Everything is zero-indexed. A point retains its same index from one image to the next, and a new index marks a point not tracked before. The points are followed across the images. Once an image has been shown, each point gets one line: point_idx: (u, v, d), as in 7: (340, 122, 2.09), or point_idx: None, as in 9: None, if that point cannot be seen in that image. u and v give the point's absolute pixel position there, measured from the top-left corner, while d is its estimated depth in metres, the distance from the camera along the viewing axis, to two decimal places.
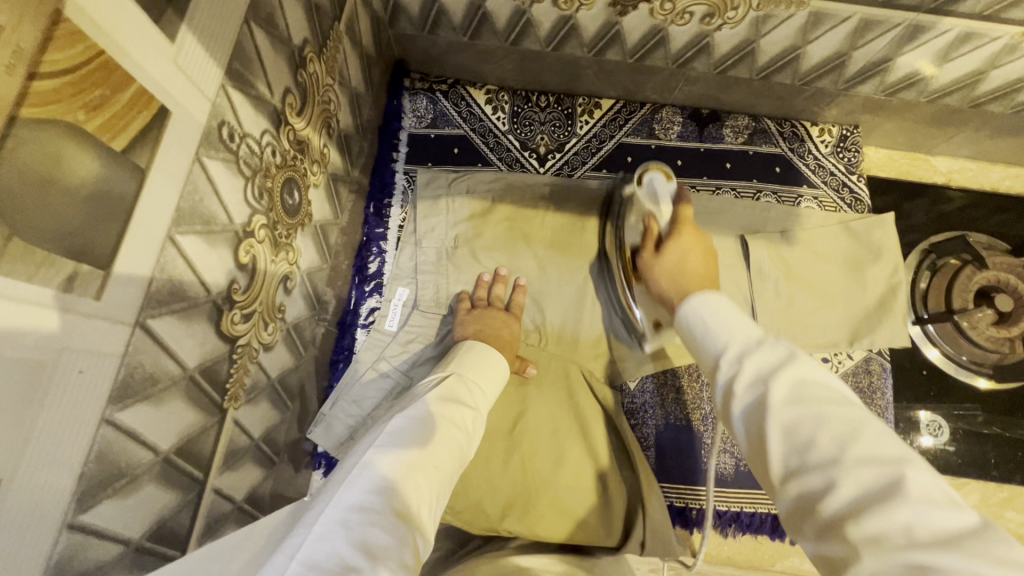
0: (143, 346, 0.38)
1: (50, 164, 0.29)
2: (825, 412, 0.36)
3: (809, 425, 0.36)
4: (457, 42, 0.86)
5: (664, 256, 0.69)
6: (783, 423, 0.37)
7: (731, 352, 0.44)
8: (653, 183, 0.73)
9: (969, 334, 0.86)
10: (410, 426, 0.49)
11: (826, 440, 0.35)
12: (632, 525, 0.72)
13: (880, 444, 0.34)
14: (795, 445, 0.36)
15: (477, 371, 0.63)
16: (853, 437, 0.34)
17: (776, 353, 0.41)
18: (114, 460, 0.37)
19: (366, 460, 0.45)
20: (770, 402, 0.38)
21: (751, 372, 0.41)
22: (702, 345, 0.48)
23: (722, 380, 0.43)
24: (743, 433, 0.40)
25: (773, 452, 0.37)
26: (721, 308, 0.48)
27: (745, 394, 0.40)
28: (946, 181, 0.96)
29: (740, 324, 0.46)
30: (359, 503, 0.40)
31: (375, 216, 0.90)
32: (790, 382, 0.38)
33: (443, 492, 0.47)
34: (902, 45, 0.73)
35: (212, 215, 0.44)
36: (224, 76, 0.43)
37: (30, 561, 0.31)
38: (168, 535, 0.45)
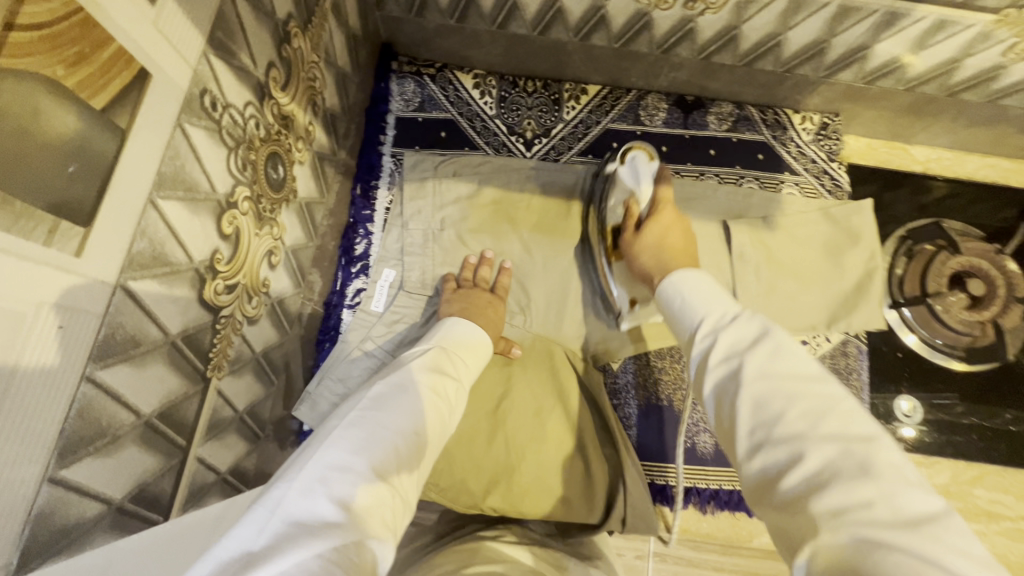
0: (124, 308, 0.39)
1: (28, 116, 0.29)
2: (796, 386, 0.37)
3: (781, 399, 0.37)
4: (444, 25, 0.86)
5: (646, 234, 0.71)
6: (755, 396, 0.38)
7: (708, 326, 0.46)
8: (635, 164, 0.75)
9: (942, 317, 0.89)
10: (396, 391, 0.51)
11: (796, 415, 0.36)
12: (613, 503, 0.74)
13: (849, 422, 0.35)
14: (763, 416, 0.37)
15: (461, 346, 0.65)
16: (823, 414, 0.36)
17: (752, 327, 0.43)
18: (95, 419, 0.38)
19: (352, 420, 0.46)
20: (743, 373, 0.40)
21: (729, 339, 0.43)
22: (680, 321, 0.50)
23: (698, 352, 0.45)
24: (713, 405, 0.42)
25: (741, 423, 0.38)
26: (700, 284, 0.52)
27: (717, 365, 0.42)
28: (924, 169, 0.98)
29: (719, 302, 0.49)
30: (342, 462, 0.40)
31: (362, 198, 0.91)
32: (766, 356, 0.40)
33: (425, 457, 0.48)
34: (880, 33, 0.75)
35: (195, 182, 0.45)
36: (206, 44, 0.44)
37: (10, 511, 0.32)
38: (150, 499, 0.46)
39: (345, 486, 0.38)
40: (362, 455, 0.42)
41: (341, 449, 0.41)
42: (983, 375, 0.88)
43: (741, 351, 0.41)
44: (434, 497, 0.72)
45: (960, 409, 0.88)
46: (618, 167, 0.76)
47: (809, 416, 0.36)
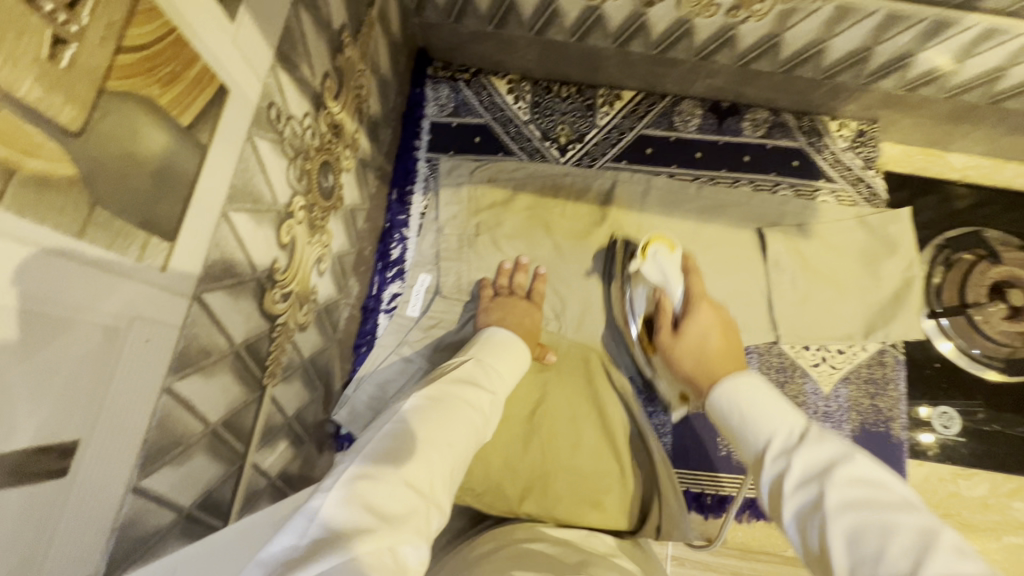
0: (199, 320, 0.39)
1: (131, 136, 0.30)
2: (893, 520, 0.35)
3: (876, 535, 0.35)
4: (482, 31, 0.86)
5: (684, 336, 0.71)
6: (846, 533, 0.36)
7: (777, 449, 0.44)
8: (659, 262, 0.75)
9: (981, 328, 0.88)
10: (425, 401, 0.51)
11: (896, 555, 0.34)
12: (648, 510, 0.73)
13: (956, 555, 0.33)
14: (859, 553, 0.35)
15: (497, 356, 0.65)
16: (925, 549, 0.34)
17: (831, 449, 0.41)
18: (172, 429, 0.38)
19: (386, 432, 0.46)
20: (830, 509, 0.37)
21: (805, 461, 0.41)
22: (741, 436, 0.48)
23: (770, 477, 0.43)
24: (800, 536, 0.39)
25: (837, 563, 0.36)
26: (756, 394, 0.49)
27: (795, 491, 0.40)
28: (961, 177, 0.97)
29: (783, 412, 0.46)
30: (377, 468, 0.41)
31: (398, 203, 0.91)
32: (848, 481, 0.38)
33: (458, 465, 0.48)
34: (926, 41, 0.74)
35: (261, 194, 0.45)
36: (274, 58, 0.44)
37: (100, 522, 0.32)
38: (213, 505, 0.46)
39: (375, 492, 0.38)
40: (391, 462, 0.42)
41: (369, 457, 0.42)
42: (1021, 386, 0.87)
43: (823, 480, 0.39)
44: (470, 501, 0.72)
45: (990, 420, 0.87)
46: (641, 265, 0.77)
47: (912, 555, 0.34)
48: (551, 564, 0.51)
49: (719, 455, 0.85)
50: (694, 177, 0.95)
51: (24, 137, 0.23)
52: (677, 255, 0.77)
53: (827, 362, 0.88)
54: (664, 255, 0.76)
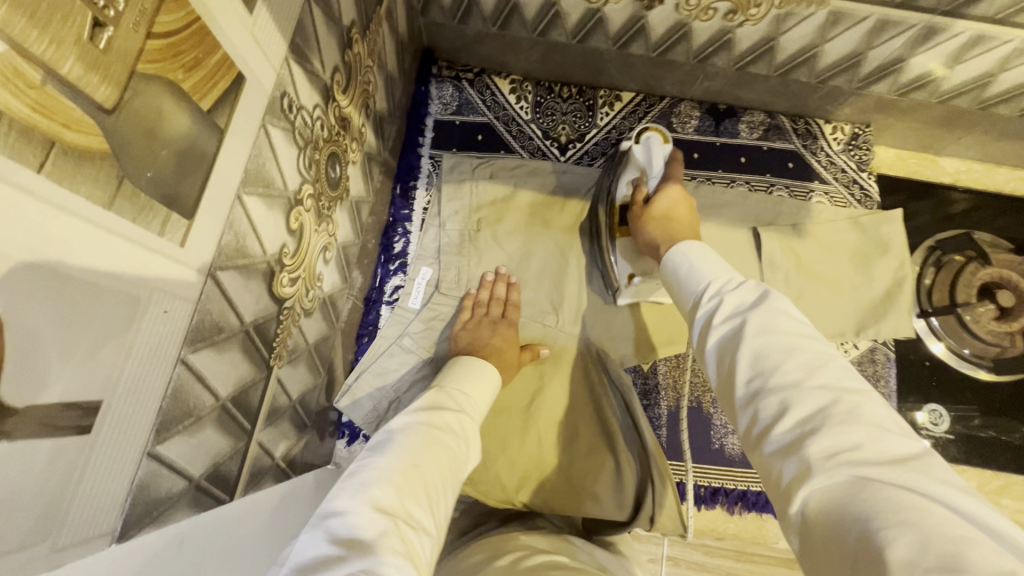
0: (213, 297, 0.41)
1: (157, 117, 0.32)
2: (795, 339, 0.39)
3: (780, 353, 0.38)
4: (486, 31, 0.89)
5: (656, 204, 0.71)
6: (754, 351, 0.40)
7: (713, 289, 0.48)
8: (651, 143, 0.76)
9: (971, 327, 0.89)
10: (394, 436, 0.51)
11: (794, 367, 0.37)
12: (642, 499, 0.74)
13: (844, 376, 0.37)
14: (760, 368, 0.38)
15: (468, 381, 0.66)
16: (819, 368, 0.37)
17: (758, 287, 0.44)
18: (185, 400, 0.40)
19: (355, 469, 0.47)
20: (745, 329, 0.41)
21: (734, 299, 0.45)
22: (686, 287, 0.51)
23: (701, 315, 0.47)
24: (713, 360, 0.43)
25: (739, 378, 0.39)
26: (706, 254, 0.54)
27: (719, 321, 0.44)
28: (953, 181, 0.99)
29: (723, 270, 0.50)
30: (343, 510, 0.41)
31: (401, 198, 0.94)
32: (767, 310, 0.42)
33: (440, 491, 0.48)
34: (917, 46, 0.76)
35: (272, 179, 0.47)
36: (288, 50, 0.46)
37: (117, 482, 0.34)
38: (221, 479, 0.48)
39: (347, 531, 0.39)
40: (362, 499, 0.42)
41: (335, 502, 0.42)
42: (1009, 386, 0.89)
43: (746, 311, 0.42)
44: (467, 491, 0.74)
45: (979, 421, 0.88)
46: (632, 146, 0.78)
47: (805, 370, 0.37)
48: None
49: (713, 447, 0.87)
50: (691, 177, 0.97)
51: (65, 113, 0.26)
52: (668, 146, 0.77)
53: None
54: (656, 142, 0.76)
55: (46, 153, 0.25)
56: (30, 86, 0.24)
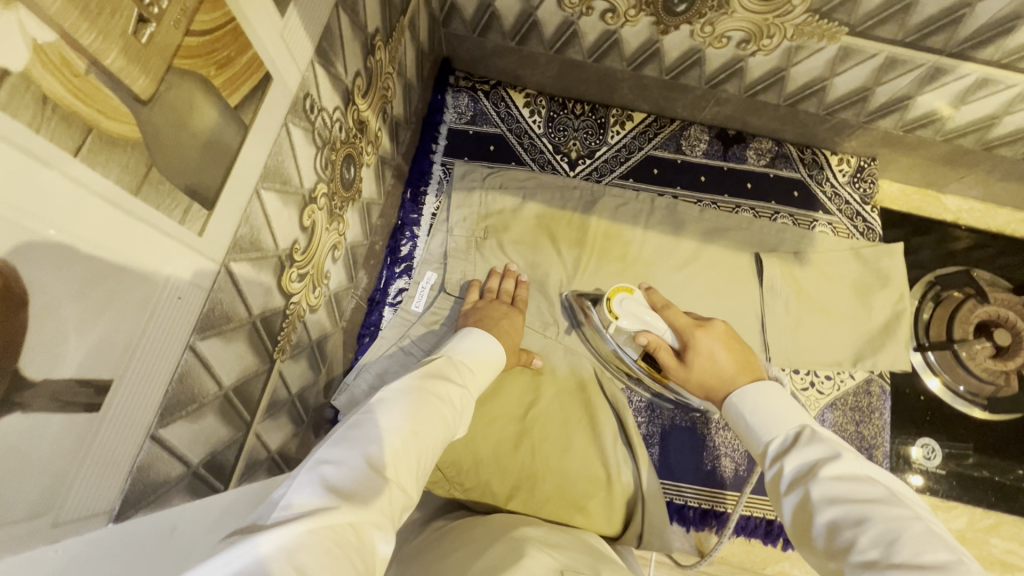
0: (224, 286, 0.42)
1: (186, 111, 0.33)
2: (864, 508, 0.44)
3: (852, 526, 0.43)
4: (504, 45, 0.91)
5: (692, 363, 0.70)
6: (827, 523, 0.45)
7: (773, 447, 0.55)
8: (626, 309, 0.75)
9: (966, 364, 0.89)
10: (397, 397, 0.53)
11: (868, 543, 0.41)
12: (632, 516, 0.76)
13: (925, 551, 0.39)
14: (838, 544, 0.43)
15: (472, 359, 0.67)
16: (896, 540, 0.40)
17: (818, 452, 0.50)
18: (189, 386, 0.41)
19: (357, 421, 0.49)
20: (812, 500, 0.47)
21: (794, 463, 0.51)
22: (750, 436, 0.59)
23: (769, 469, 0.54)
24: (795, 532, 0.48)
25: (823, 552, 0.45)
26: (763, 401, 0.60)
27: (788, 489, 0.50)
28: (955, 219, 1.01)
29: (784, 417, 0.57)
30: (339, 458, 0.43)
31: (411, 202, 0.94)
32: (830, 476, 0.47)
33: (428, 461, 0.50)
34: (923, 85, 0.78)
35: (289, 176, 0.48)
36: (315, 53, 0.48)
37: (119, 463, 0.35)
38: (217, 468, 0.49)
39: (340, 478, 0.41)
40: (360, 450, 0.44)
41: (334, 447, 0.44)
42: (1004, 425, 0.89)
43: (807, 478, 0.48)
44: (457, 495, 0.75)
45: (971, 459, 0.88)
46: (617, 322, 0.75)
47: (882, 545, 0.41)
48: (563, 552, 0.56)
49: (705, 468, 0.86)
50: (697, 200, 0.98)
51: (105, 101, 0.27)
52: (637, 296, 0.77)
53: (815, 387, 0.89)
54: (627, 302, 0.75)
55: (83, 138, 0.26)
56: (75, 74, 0.25)
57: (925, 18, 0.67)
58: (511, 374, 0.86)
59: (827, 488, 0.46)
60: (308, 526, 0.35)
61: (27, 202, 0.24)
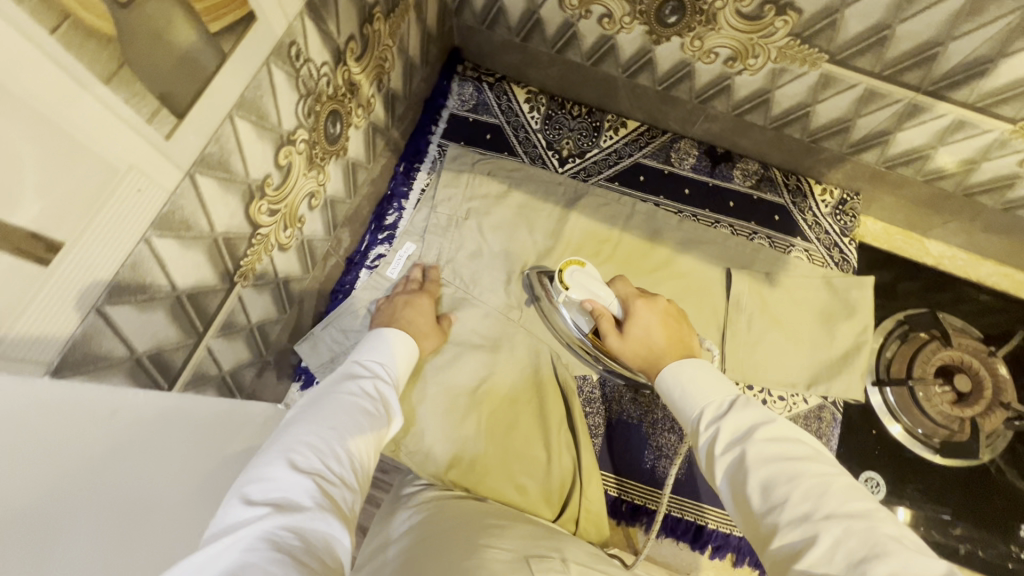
0: (186, 194, 0.47)
1: (163, 25, 0.38)
2: (794, 464, 0.50)
3: (785, 481, 0.49)
4: (510, 41, 0.96)
5: (631, 331, 0.77)
6: (762, 480, 0.50)
7: (709, 415, 0.60)
8: (577, 279, 0.80)
9: (921, 404, 0.90)
10: (309, 411, 0.59)
11: (800, 495, 0.47)
12: (569, 501, 0.81)
13: (847, 501, 0.46)
14: (771, 499, 0.48)
15: (387, 361, 0.72)
16: (822, 492, 0.47)
17: (751, 418, 0.56)
18: (140, 277, 0.45)
19: (278, 438, 0.54)
20: (749, 461, 0.51)
21: (730, 430, 0.56)
22: (683, 408, 0.64)
23: (705, 436, 0.58)
24: (727, 490, 0.53)
25: (755, 506, 0.49)
26: (694, 375, 0.66)
27: (724, 453, 0.55)
28: (935, 263, 1.01)
29: (715, 389, 0.63)
30: (266, 476, 0.48)
31: (403, 175, 1.00)
32: (765, 439, 0.53)
33: (360, 458, 0.57)
34: (903, 121, 0.80)
35: (266, 113, 0.54)
36: (305, 7, 0.53)
37: (62, 323, 0.40)
38: (162, 365, 0.53)
39: (269, 493, 0.46)
40: (280, 466, 0.49)
41: (258, 469, 0.49)
42: (958, 472, 0.88)
43: (744, 442, 0.54)
44: (402, 457, 0.80)
45: (919, 501, 0.87)
46: (564, 291, 0.81)
47: (810, 497, 0.47)
48: (520, 541, 0.62)
49: (644, 466, 0.88)
50: (678, 211, 1.01)
51: None
52: (589, 269, 0.82)
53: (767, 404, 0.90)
54: (578, 274, 0.81)
55: (60, 21, 0.31)
56: None
57: (900, 52, 0.70)
58: (470, 348, 0.89)
59: (762, 449, 0.52)
60: (245, 547, 0.40)
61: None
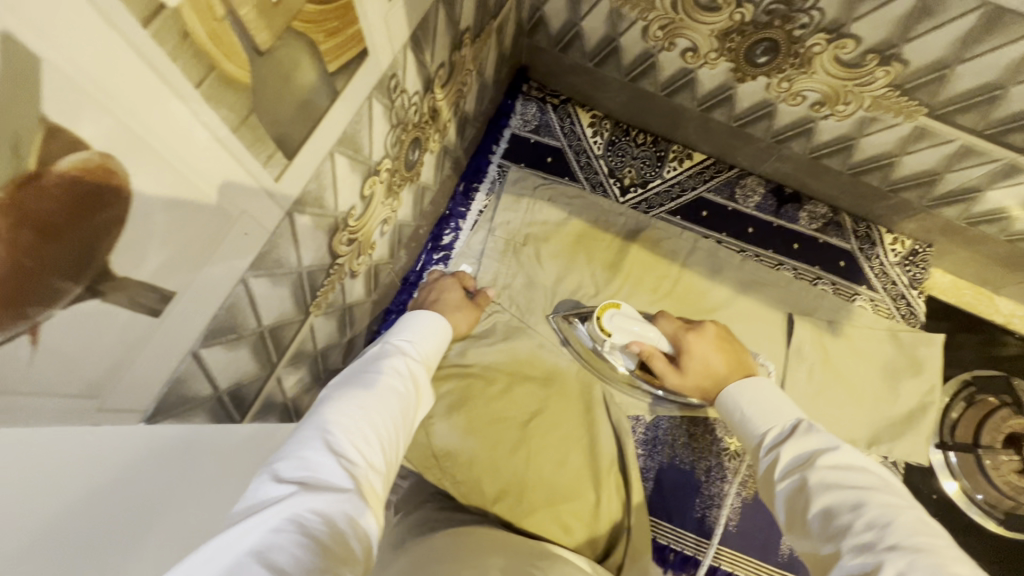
0: (283, 234, 0.45)
1: (291, 69, 0.36)
2: (860, 493, 0.47)
3: (847, 509, 0.46)
4: (582, 64, 0.94)
5: (689, 368, 0.73)
6: (821, 505, 0.48)
7: (772, 437, 0.58)
8: (617, 322, 0.75)
9: (988, 473, 0.87)
10: (343, 388, 0.56)
11: (862, 524, 0.44)
12: (614, 546, 0.76)
13: (916, 535, 0.42)
14: (833, 525, 0.46)
15: (419, 341, 0.69)
16: (888, 524, 0.43)
17: (818, 443, 0.54)
18: (232, 316, 0.44)
19: (312, 415, 0.51)
20: (811, 486, 0.50)
21: (791, 453, 0.54)
22: (745, 428, 0.62)
23: (767, 459, 0.57)
24: (789, 517, 0.51)
25: (816, 533, 0.47)
26: (759, 394, 0.64)
27: (785, 475, 0.53)
28: (1005, 323, 0.95)
29: (782, 411, 0.61)
30: (298, 453, 0.46)
31: (462, 195, 0.99)
32: (828, 466, 0.50)
33: (393, 439, 0.53)
34: (995, 180, 0.77)
35: (361, 146, 0.52)
36: (409, 39, 0.51)
37: (162, 369, 0.38)
38: (238, 399, 0.52)
39: (299, 472, 0.44)
40: (312, 444, 0.47)
41: (291, 446, 0.47)
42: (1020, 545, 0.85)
43: (806, 467, 0.52)
44: (448, 487, 0.76)
45: None
46: (611, 338, 0.76)
47: (874, 526, 0.44)
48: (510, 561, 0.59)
49: (695, 515, 0.86)
50: (740, 249, 0.98)
51: (229, 46, 0.30)
52: (626, 309, 0.77)
53: None
54: (617, 317, 0.76)
55: (205, 75, 0.29)
56: (213, 18, 0.28)
57: (1008, 114, 0.66)
58: (522, 379, 0.87)
59: (825, 475, 0.50)
60: (273, 528, 0.37)
61: (141, 114, 0.27)
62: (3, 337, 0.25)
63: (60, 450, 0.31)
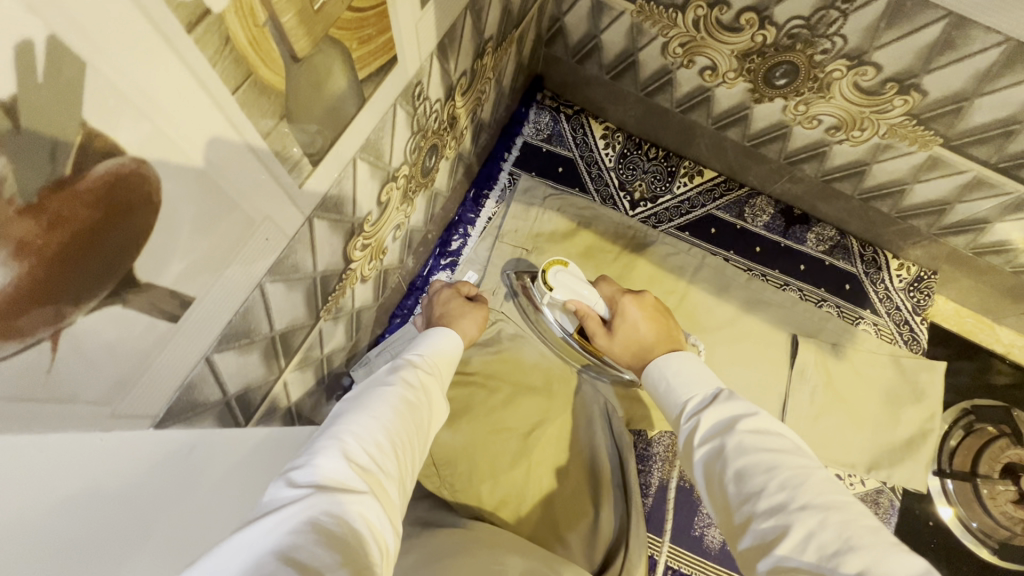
0: (302, 239, 0.44)
1: (323, 77, 0.35)
2: (776, 456, 0.44)
3: (762, 472, 0.43)
4: (598, 76, 0.94)
5: (617, 331, 0.71)
6: (736, 470, 0.44)
7: (692, 407, 0.54)
8: (561, 279, 0.75)
9: (985, 502, 0.87)
10: (357, 396, 0.50)
11: (774, 487, 0.42)
12: (613, 556, 0.71)
13: (825, 492, 0.41)
14: (746, 488, 0.43)
15: (431, 350, 0.62)
16: (800, 484, 0.41)
17: (738, 408, 0.50)
18: (246, 321, 0.43)
19: (326, 425, 0.46)
20: (728, 451, 0.46)
21: (709, 421, 0.50)
22: (666, 398, 0.59)
23: (686, 428, 0.52)
24: (704, 481, 0.48)
25: (730, 497, 0.44)
26: (684, 365, 0.60)
27: (703, 444, 0.49)
28: (1005, 352, 0.96)
29: (700, 381, 0.57)
30: (311, 459, 0.40)
31: (472, 202, 0.99)
32: (745, 430, 0.47)
33: (409, 447, 0.48)
34: (1006, 213, 0.77)
35: (382, 153, 0.51)
36: (436, 46, 0.51)
37: (175, 374, 0.37)
38: (245, 402, 0.51)
39: (313, 476, 0.39)
40: (327, 450, 0.41)
41: (302, 454, 0.41)
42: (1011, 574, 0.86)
43: (724, 432, 0.48)
44: (445, 495, 0.72)
45: None
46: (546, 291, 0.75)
47: (788, 488, 0.41)
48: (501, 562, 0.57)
49: (693, 533, 0.87)
50: (747, 268, 0.99)
51: (267, 51, 0.30)
52: (573, 268, 0.76)
53: None
54: (562, 274, 0.75)
55: (241, 81, 0.29)
56: (255, 24, 0.28)
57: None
58: (526, 390, 0.83)
59: (740, 440, 0.46)
60: (288, 530, 0.34)
61: (176, 122, 0.26)
62: (23, 345, 0.24)
63: (70, 460, 0.30)
